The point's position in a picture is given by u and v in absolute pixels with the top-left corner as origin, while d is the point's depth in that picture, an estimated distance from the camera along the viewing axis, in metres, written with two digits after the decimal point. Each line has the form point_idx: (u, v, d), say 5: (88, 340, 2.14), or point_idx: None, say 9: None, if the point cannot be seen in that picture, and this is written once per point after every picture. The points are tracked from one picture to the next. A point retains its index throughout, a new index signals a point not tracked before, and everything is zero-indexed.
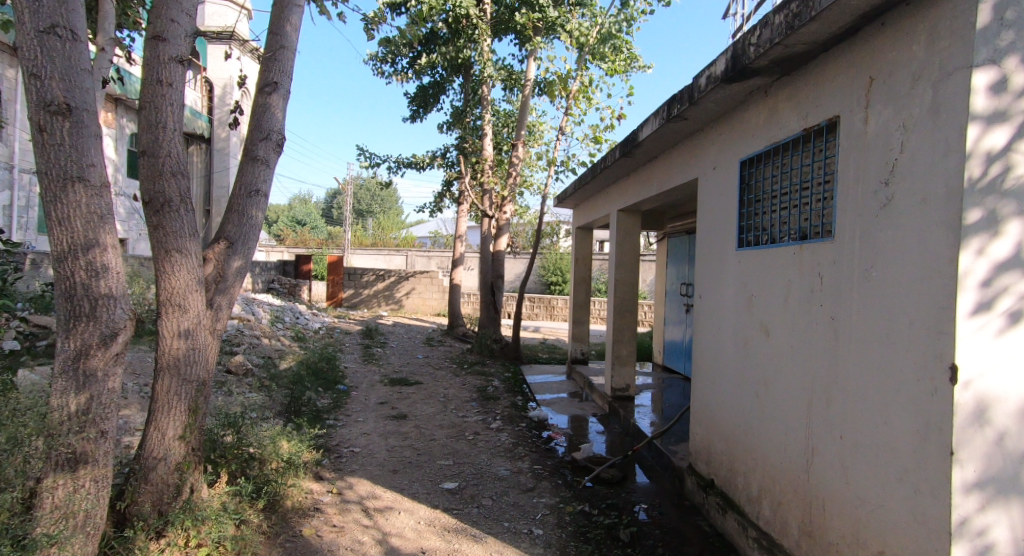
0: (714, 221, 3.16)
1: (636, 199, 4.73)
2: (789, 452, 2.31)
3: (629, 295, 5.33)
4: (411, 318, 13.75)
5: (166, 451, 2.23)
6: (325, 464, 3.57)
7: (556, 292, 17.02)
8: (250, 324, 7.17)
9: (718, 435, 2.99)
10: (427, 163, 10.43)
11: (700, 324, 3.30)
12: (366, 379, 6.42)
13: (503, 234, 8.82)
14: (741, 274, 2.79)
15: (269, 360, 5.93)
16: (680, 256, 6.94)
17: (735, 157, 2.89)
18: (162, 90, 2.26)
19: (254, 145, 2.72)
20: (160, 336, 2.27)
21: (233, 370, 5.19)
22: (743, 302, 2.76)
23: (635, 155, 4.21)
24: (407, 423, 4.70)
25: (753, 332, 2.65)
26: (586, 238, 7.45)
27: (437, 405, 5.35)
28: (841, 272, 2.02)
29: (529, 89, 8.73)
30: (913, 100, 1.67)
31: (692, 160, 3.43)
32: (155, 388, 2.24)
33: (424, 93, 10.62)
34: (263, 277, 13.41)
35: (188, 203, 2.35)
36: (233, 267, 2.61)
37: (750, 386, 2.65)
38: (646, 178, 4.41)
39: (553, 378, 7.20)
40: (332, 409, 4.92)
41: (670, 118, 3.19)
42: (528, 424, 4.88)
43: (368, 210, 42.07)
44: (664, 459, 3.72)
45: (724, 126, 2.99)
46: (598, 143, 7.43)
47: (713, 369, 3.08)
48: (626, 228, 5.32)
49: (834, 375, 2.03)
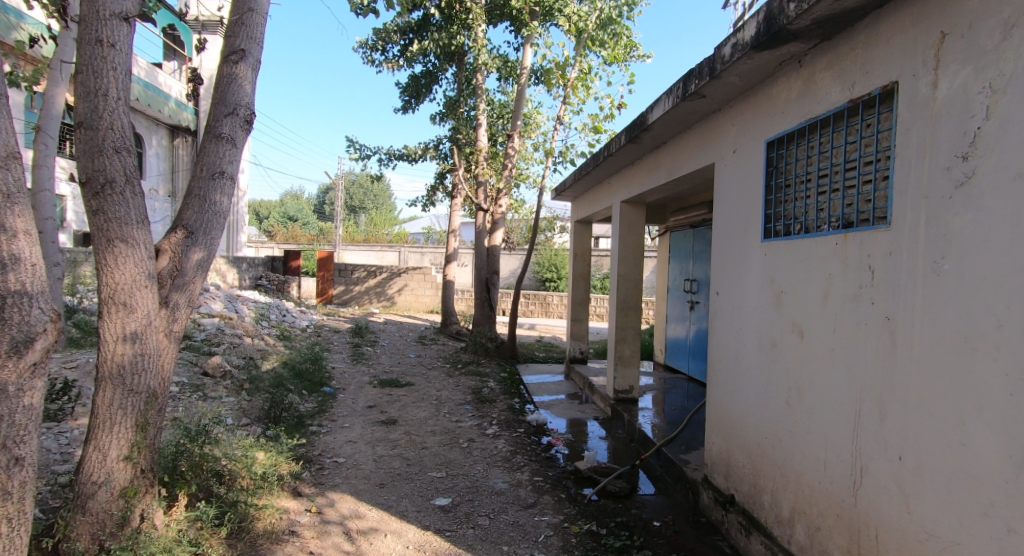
0: (734, 210, 2.86)
1: (641, 188, 4.42)
2: (828, 471, 2.02)
3: (632, 292, 5.02)
4: (403, 315, 13.43)
5: (108, 475, 1.91)
6: (305, 478, 3.24)
7: (551, 289, 16.78)
8: (232, 322, 6.81)
9: (739, 447, 2.69)
10: (419, 155, 10.09)
11: (718, 323, 3.00)
12: (355, 380, 6.10)
13: (499, 228, 8.48)
14: (768, 269, 2.49)
15: (251, 360, 5.59)
16: (683, 250, 6.66)
17: (760, 138, 2.59)
18: (102, 52, 1.93)
19: (218, 122, 2.39)
20: (102, 340, 1.94)
21: (210, 372, 4.85)
22: (770, 299, 2.46)
23: (642, 141, 3.91)
24: (397, 429, 4.39)
25: (783, 333, 2.35)
26: (585, 232, 7.14)
27: (430, 409, 5.03)
28: (897, 266, 1.73)
29: (525, 78, 8.39)
30: (1004, 54, 1.37)
31: (708, 143, 3.12)
32: (96, 402, 1.92)
33: (417, 83, 10.29)
34: (250, 273, 13.02)
35: (136, 185, 2.02)
36: (193, 260, 2.27)
37: (779, 393, 2.35)
38: (654, 166, 4.10)
39: (550, 378, 6.91)
40: (316, 414, 4.59)
41: (686, 96, 2.89)
42: (527, 429, 4.58)
43: (360, 206, 41.64)
44: (675, 469, 3.43)
45: (748, 103, 2.68)
46: (598, 133, 7.12)
47: (733, 372, 2.79)
48: (629, 221, 5.02)
49: (890, 386, 1.74)
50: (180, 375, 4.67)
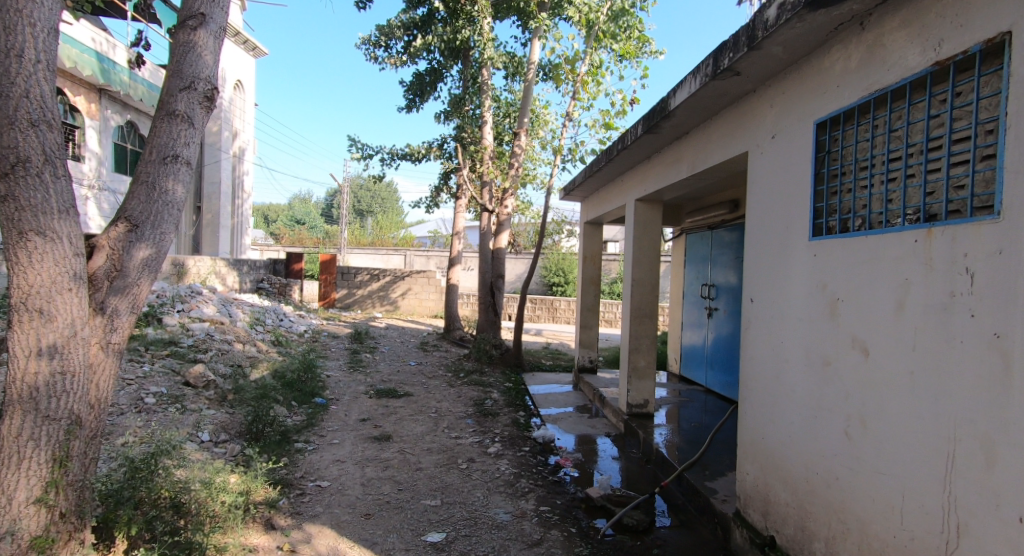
0: (772, 203, 2.47)
1: (658, 183, 4.05)
2: (907, 524, 1.62)
3: (647, 298, 4.63)
4: (407, 320, 13.09)
5: (13, 522, 1.58)
6: (282, 506, 2.89)
7: (558, 293, 16.38)
8: (223, 328, 6.48)
9: (781, 480, 2.29)
10: (423, 154, 9.77)
11: (752, 334, 2.61)
12: (350, 390, 5.74)
13: (504, 230, 8.03)
14: (818, 271, 2.11)
15: (238, 368, 5.25)
16: (699, 253, 6.27)
17: (808, 118, 2.21)
18: (15, 4, 1.58)
19: (171, 97, 2.04)
20: (12, 355, 1.61)
21: (191, 382, 4.54)
22: (822, 309, 2.07)
23: (660, 131, 3.54)
24: (391, 447, 4.01)
25: (839, 348, 1.96)
26: (595, 234, 6.76)
27: (428, 423, 4.66)
28: (1008, 269, 1.33)
29: (533, 73, 8.03)
30: None
31: (741, 129, 2.74)
32: (2, 430, 1.60)
33: (421, 80, 9.99)
34: (250, 276, 12.76)
35: (59, 167, 1.67)
36: (137, 258, 1.91)
37: (836, 422, 1.96)
38: (674, 159, 3.72)
39: (558, 388, 6.53)
40: (303, 428, 4.25)
41: (717, 73, 2.51)
42: (532, 447, 4.19)
43: (367, 209, 41.48)
44: (700, 500, 3.03)
45: (794, 77, 2.29)
46: (609, 129, 6.75)
47: (772, 393, 2.39)
48: (645, 221, 4.63)
49: (1000, 423, 1.34)
50: (158, 385, 4.36)
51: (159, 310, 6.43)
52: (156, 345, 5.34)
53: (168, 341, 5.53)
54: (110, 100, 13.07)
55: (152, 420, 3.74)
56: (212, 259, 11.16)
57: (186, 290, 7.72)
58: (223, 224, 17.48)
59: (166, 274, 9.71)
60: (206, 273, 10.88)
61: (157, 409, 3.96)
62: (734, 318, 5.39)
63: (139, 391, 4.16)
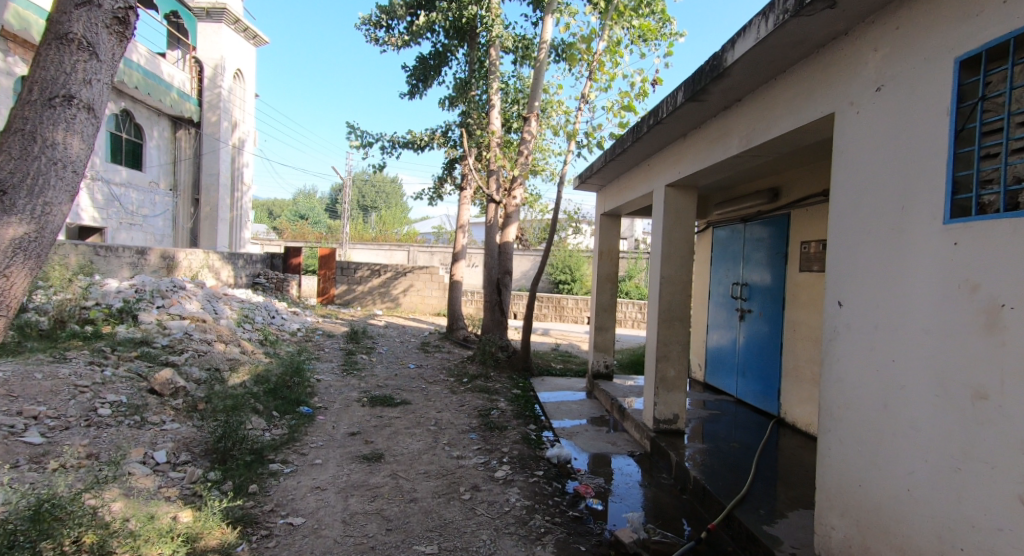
0: (874, 176, 1.87)
1: (698, 165, 3.46)
2: None
3: (678, 299, 4.05)
4: (409, 318, 12.59)
5: None
6: (239, 553, 2.33)
7: (565, 292, 15.81)
8: (204, 326, 5.93)
9: (894, 549, 1.70)
10: (426, 143, 9.19)
11: (838, 350, 2.01)
12: (342, 396, 5.19)
13: (512, 223, 7.40)
14: (958, 267, 1.53)
15: (215, 373, 4.70)
16: (728, 249, 5.68)
17: (944, 56, 1.60)
18: None
19: (64, 16, 1.85)
20: None
21: (157, 390, 3.99)
22: (973, 321, 1.48)
23: (707, 99, 2.96)
24: (381, 469, 3.44)
25: (1005, 378, 1.39)
26: (613, 228, 6.17)
27: (426, 439, 4.09)
28: None
29: (544, 53, 7.42)
30: None
31: (826, 86, 2.14)
32: None
33: (424, 64, 9.44)
34: (246, 271, 12.26)
35: None
36: (5, 234, 1.75)
37: (1004, 482, 1.37)
38: (721, 133, 3.11)
39: (570, 396, 5.95)
40: (281, 445, 3.70)
41: (803, 8, 1.91)
42: (546, 470, 3.61)
43: (371, 205, 41.03)
44: (759, 550, 2.45)
45: (920, 4, 1.69)
46: (629, 112, 6.17)
47: (876, 429, 1.81)
48: (677, 211, 4.03)
49: None
50: (117, 393, 3.81)
51: (135, 306, 5.89)
52: (125, 346, 4.80)
53: (139, 341, 5.02)
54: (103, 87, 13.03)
55: (100, 437, 3.18)
56: (205, 252, 10.64)
57: (168, 285, 7.15)
58: (222, 217, 16.96)
59: (154, 267, 9.18)
60: (198, 267, 10.37)
61: (109, 424, 3.40)
62: (771, 322, 4.77)
63: (93, 401, 3.61)
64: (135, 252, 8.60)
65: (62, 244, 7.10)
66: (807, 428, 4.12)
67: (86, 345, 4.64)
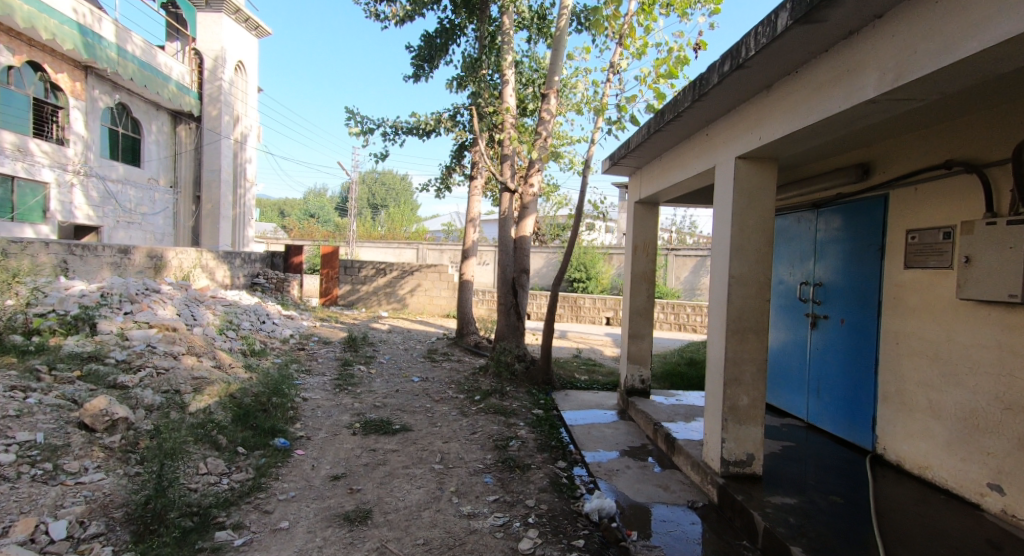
0: None
1: (791, 124, 2.54)
2: None
3: (753, 306, 3.11)
4: (415, 321, 11.74)
5: None
6: None
7: (580, 290, 14.87)
8: (173, 336, 5.10)
9: None
10: (432, 128, 8.30)
11: None
12: (330, 422, 4.32)
13: (529, 215, 6.44)
14: None
15: (173, 397, 3.86)
16: (793, 242, 4.70)
17: None
18: None
19: None
20: None
21: (87, 424, 3.13)
22: None
23: (830, 17, 2.03)
24: (366, 539, 2.55)
25: None
26: (651, 218, 5.22)
27: (429, 486, 3.20)
28: None
29: (564, 21, 6.48)
30: None
31: None
32: None
33: (429, 43, 8.55)
34: (243, 271, 11.51)
35: None
36: None
37: None
38: (844, 71, 2.17)
39: (600, 418, 5.01)
40: (238, 500, 2.83)
41: None
42: (587, 537, 2.70)
43: (380, 202, 40.30)
44: None
45: None
46: (668, 81, 5.22)
47: None
48: (749, 190, 3.09)
49: None
50: (32, 431, 2.95)
51: (95, 313, 5.05)
52: (66, 364, 3.97)
53: (88, 357, 4.19)
54: (97, 78, 12.32)
55: None
56: (198, 251, 9.86)
57: (141, 287, 6.34)
58: (224, 214, 16.18)
59: (139, 267, 8.40)
60: (190, 267, 9.58)
61: (4, 478, 2.53)
62: (857, 331, 3.81)
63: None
64: (117, 251, 7.81)
65: (27, 242, 6.32)
66: (922, 473, 3.16)
67: (19, 363, 3.84)
